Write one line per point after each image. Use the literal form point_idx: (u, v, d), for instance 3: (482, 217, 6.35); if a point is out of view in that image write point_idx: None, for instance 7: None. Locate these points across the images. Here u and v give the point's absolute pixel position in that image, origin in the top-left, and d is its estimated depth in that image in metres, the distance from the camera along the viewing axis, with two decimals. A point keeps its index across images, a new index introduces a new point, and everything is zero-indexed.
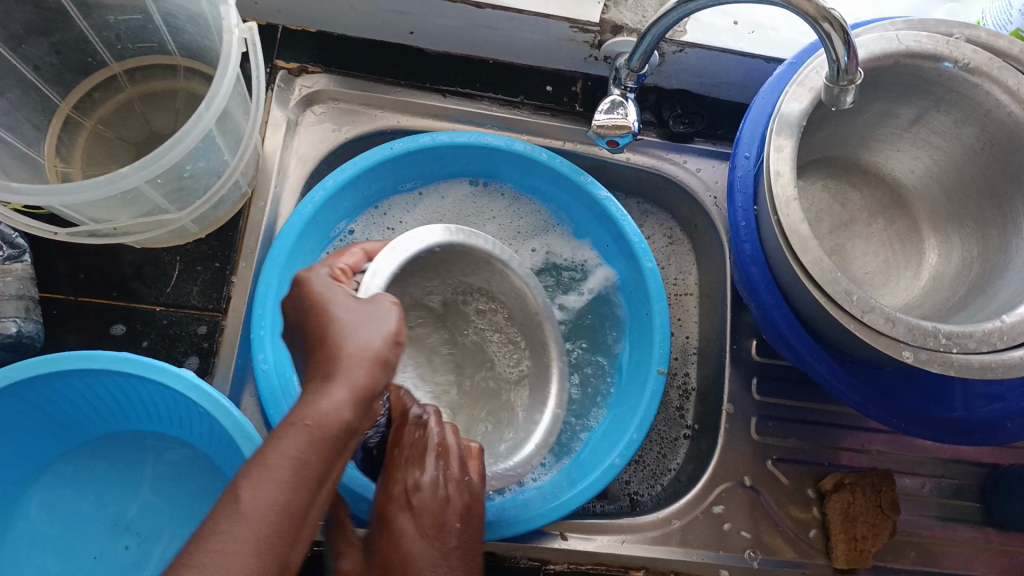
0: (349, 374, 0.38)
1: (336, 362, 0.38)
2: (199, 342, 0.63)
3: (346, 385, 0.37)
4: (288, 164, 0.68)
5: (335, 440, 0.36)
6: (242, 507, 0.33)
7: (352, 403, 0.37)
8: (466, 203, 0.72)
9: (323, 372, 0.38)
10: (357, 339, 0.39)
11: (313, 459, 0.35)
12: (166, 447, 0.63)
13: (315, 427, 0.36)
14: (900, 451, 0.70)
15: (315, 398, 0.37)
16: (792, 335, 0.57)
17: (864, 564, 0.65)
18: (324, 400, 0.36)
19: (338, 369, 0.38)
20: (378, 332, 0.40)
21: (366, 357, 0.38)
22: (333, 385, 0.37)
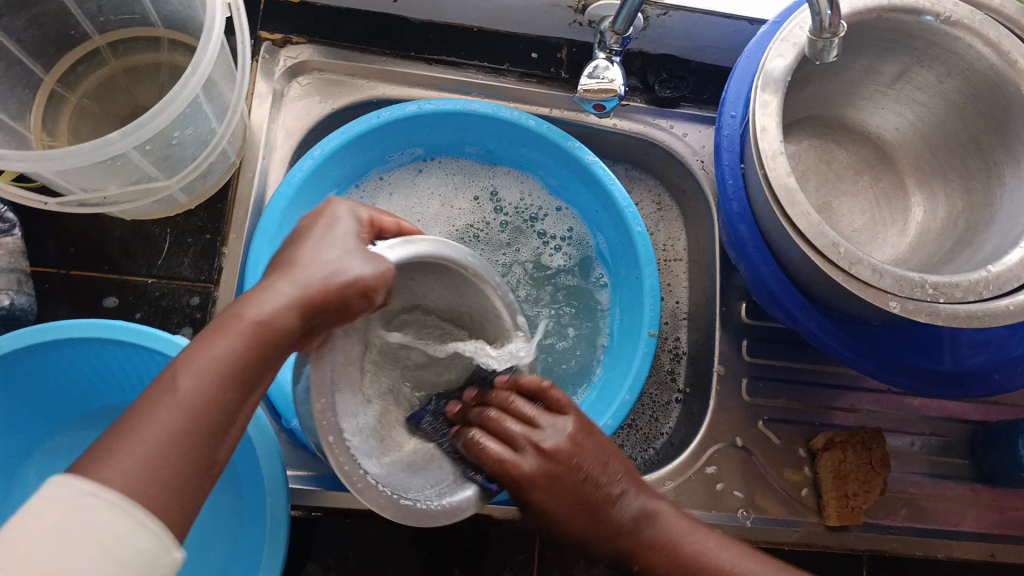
0: (240, 331, 0.36)
1: (292, 269, 0.39)
2: (191, 313, 0.64)
3: (237, 337, 0.36)
4: (276, 136, 0.68)
5: (213, 394, 0.35)
6: (177, 393, 0.34)
7: (297, 309, 0.38)
8: (418, 167, 0.73)
9: (279, 275, 0.39)
10: (290, 291, 0.38)
11: (222, 396, 0.35)
12: None
13: (185, 393, 0.34)
14: (890, 409, 0.71)
15: (198, 352, 0.35)
16: (782, 293, 0.58)
17: (856, 521, 0.66)
18: (206, 356, 0.35)
19: (248, 321, 0.37)
20: (356, 267, 0.40)
21: (324, 274, 0.39)
22: (284, 285, 0.38)
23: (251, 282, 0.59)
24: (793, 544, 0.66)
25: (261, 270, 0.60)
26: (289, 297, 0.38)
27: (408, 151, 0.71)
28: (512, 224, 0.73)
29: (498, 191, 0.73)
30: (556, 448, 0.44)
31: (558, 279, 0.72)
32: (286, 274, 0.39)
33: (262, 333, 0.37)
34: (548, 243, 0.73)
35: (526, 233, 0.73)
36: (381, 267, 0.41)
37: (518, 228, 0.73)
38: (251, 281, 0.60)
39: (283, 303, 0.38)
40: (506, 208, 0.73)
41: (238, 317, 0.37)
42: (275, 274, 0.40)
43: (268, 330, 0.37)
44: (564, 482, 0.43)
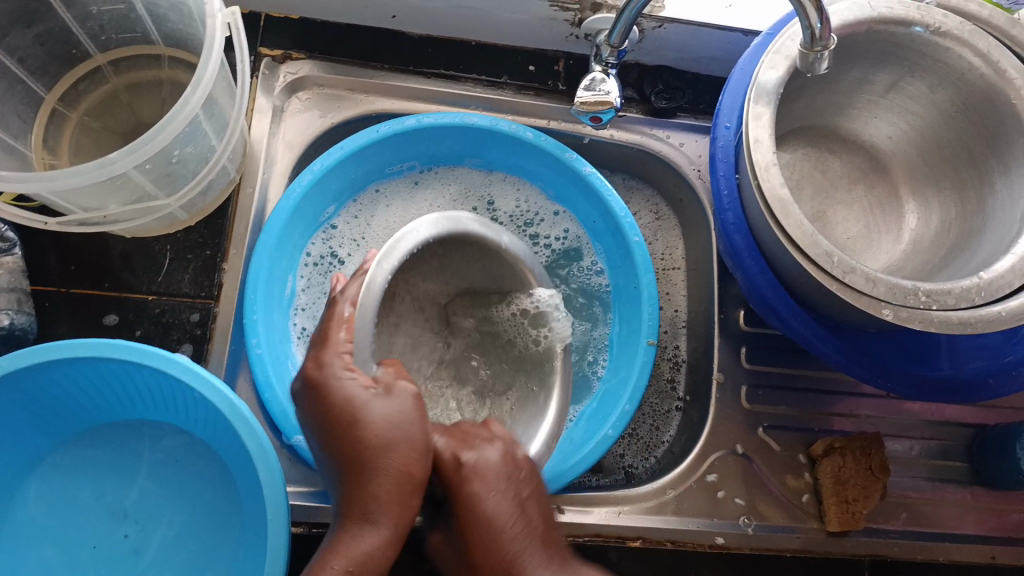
0: (385, 498, 0.43)
1: (369, 500, 0.43)
2: (192, 329, 0.64)
3: (390, 526, 0.42)
4: (276, 151, 0.68)
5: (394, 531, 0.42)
6: None
7: (388, 546, 0.42)
8: (415, 179, 0.72)
9: (359, 521, 0.42)
10: (404, 437, 0.44)
11: (344, 553, 0.41)
12: (165, 435, 0.64)
13: (357, 570, 0.41)
14: (889, 415, 0.71)
15: (359, 539, 0.42)
16: (776, 301, 0.59)
17: (857, 527, 0.66)
18: (371, 544, 0.42)
19: (389, 479, 0.43)
20: (409, 433, 0.45)
21: (391, 452, 0.44)
22: (371, 532, 0.42)
23: (252, 299, 0.60)
24: (794, 551, 0.67)
25: (261, 287, 0.61)
26: (410, 449, 0.44)
27: (406, 164, 0.71)
28: (508, 232, 0.73)
29: (494, 200, 0.73)
30: (494, 455, 0.47)
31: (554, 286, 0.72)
32: (382, 459, 0.43)
33: (405, 485, 0.43)
34: (544, 251, 0.73)
35: (521, 241, 0.73)
36: (409, 402, 0.46)
37: (515, 237, 0.73)
38: (251, 296, 0.60)
39: (411, 468, 0.44)
40: (502, 218, 0.73)
41: (379, 494, 0.43)
42: (349, 512, 0.43)
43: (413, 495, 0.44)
44: (488, 490, 0.45)
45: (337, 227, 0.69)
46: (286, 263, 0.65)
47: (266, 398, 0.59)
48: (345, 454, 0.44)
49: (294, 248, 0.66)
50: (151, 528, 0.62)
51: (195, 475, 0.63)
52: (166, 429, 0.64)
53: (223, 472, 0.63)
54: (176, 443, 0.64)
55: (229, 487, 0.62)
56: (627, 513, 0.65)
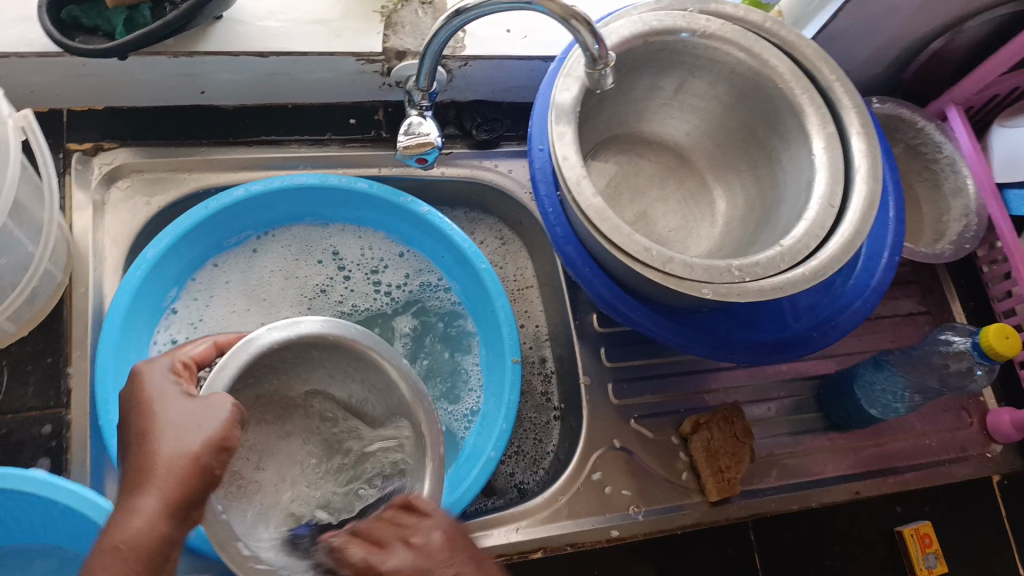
0: (161, 488, 0.40)
1: (149, 474, 0.40)
2: (45, 442, 0.61)
3: (161, 500, 0.40)
4: (103, 246, 0.66)
5: (162, 516, 0.39)
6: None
7: (164, 516, 0.39)
8: (254, 251, 0.72)
9: (138, 485, 0.40)
10: (189, 432, 0.41)
11: (134, 545, 0.38)
12: (36, 558, 0.61)
13: (129, 551, 0.38)
14: (746, 383, 0.77)
15: (129, 515, 0.39)
16: (615, 300, 0.62)
17: (734, 492, 0.71)
18: (136, 520, 0.39)
19: (165, 463, 0.40)
20: (199, 437, 0.41)
21: (179, 458, 0.41)
22: (144, 498, 0.40)
23: (104, 399, 0.58)
24: (685, 527, 0.71)
25: (111, 384, 0.59)
26: (190, 432, 0.41)
27: (245, 233, 0.71)
28: (355, 281, 0.74)
29: (338, 250, 0.74)
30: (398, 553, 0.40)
31: (411, 325, 0.74)
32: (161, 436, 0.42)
33: (184, 472, 0.40)
34: (394, 295, 0.74)
35: (367, 288, 0.74)
36: (221, 412, 0.42)
37: (362, 283, 0.74)
38: (103, 396, 0.58)
39: (192, 451, 0.41)
40: (349, 266, 0.74)
41: (153, 466, 0.40)
42: (132, 476, 0.41)
43: (201, 476, 0.41)
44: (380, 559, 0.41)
45: (180, 308, 0.68)
46: (136, 355, 0.63)
47: None
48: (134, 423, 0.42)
49: (141, 339, 0.64)
50: None
51: None
52: (34, 552, 0.61)
53: None
54: (49, 565, 0.61)
55: None
56: (524, 529, 0.67)
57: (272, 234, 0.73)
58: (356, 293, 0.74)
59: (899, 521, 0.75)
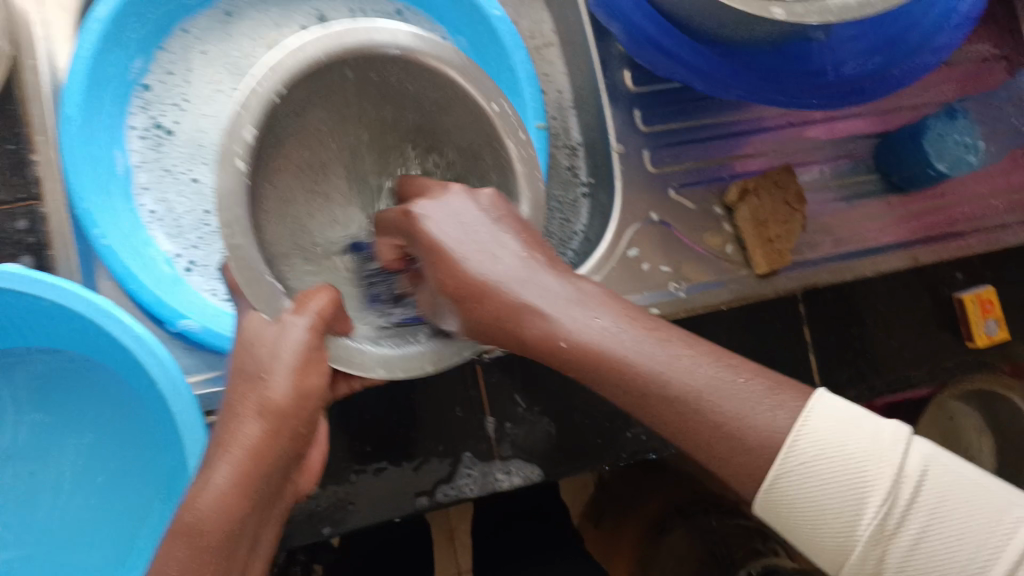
0: (270, 390, 0.40)
1: (256, 370, 0.40)
2: (22, 239, 0.55)
3: (268, 400, 0.40)
4: (49, 10, 0.57)
5: (266, 425, 0.39)
6: (214, 482, 0.38)
7: (274, 405, 0.40)
8: (226, 18, 0.61)
9: (245, 389, 0.40)
10: (274, 360, 0.40)
11: (259, 444, 0.39)
12: (28, 360, 0.56)
13: (235, 470, 0.38)
14: (795, 145, 0.68)
15: (230, 433, 0.39)
16: (662, 37, 0.56)
17: (784, 263, 0.65)
18: (246, 420, 0.39)
19: (263, 407, 0.39)
20: (298, 332, 0.40)
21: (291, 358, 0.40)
22: (249, 404, 0.40)
23: (78, 185, 0.53)
24: (728, 303, 0.66)
25: (84, 167, 0.53)
26: (288, 396, 0.40)
27: None
28: None
29: (325, 14, 0.63)
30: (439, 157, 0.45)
31: None
32: (254, 387, 0.40)
33: (277, 425, 0.39)
34: None
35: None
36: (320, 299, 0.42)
37: None
38: (75, 179, 0.53)
39: (283, 403, 0.40)
40: None
41: (255, 406, 0.39)
42: (236, 371, 0.41)
43: (291, 433, 0.40)
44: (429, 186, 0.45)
45: (152, 85, 0.60)
46: (106, 138, 0.56)
47: (131, 288, 0.54)
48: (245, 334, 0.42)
49: (109, 121, 0.57)
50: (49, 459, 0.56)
51: (77, 395, 0.56)
52: (22, 353, 0.56)
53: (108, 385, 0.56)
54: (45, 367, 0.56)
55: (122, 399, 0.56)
56: None
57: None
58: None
59: (959, 289, 0.70)
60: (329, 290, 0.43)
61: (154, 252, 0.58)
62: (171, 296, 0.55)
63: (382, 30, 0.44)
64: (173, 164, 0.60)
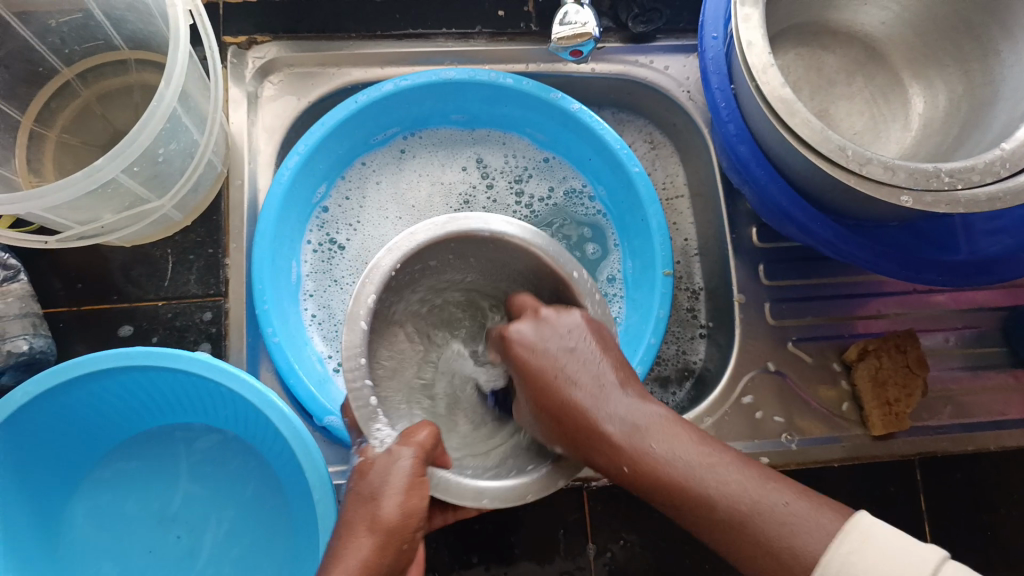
0: (379, 520, 0.40)
1: (370, 496, 0.41)
2: (206, 329, 0.63)
3: (375, 526, 0.40)
4: (258, 139, 0.67)
5: (375, 554, 0.40)
6: None
7: (383, 529, 0.40)
8: (399, 155, 0.71)
9: (359, 516, 0.41)
10: (383, 489, 0.41)
11: (373, 568, 0.39)
12: (197, 436, 0.64)
13: None
14: (918, 309, 0.69)
15: (341, 554, 0.40)
16: (792, 208, 0.57)
17: (902, 427, 0.65)
18: (357, 545, 0.40)
19: (373, 525, 0.40)
20: (405, 459, 0.41)
21: (399, 484, 0.41)
22: (360, 530, 0.40)
23: (260, 288, 0.60)
24: (841, 460, 0.66)
25: (267, 275, 0.61)
26: (397, 514, 0.41)
27: (391, 131, 0.69)
28: (501, 189, 0.71)
29: (483, 158, 0.71)
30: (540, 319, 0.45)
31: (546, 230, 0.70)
32: (367, 504, 0.41)
33: (384, 541, 0.40)
34: (532, 203, 0.71)
35: (511, 198, 0.70)
36: (422, 433, 0.43)
37: (507, 193, 0.71)
38: (259, 286, 0.60)
39: (391, 521, 0.40)
40: (494, 175, 0.71)
41: (367, 522, 0.41)
42: (351, 496, 0.42)
43: (397, 548, 0.40)
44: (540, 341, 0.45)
45: (330, 208, 0.69)
46: (286, 250, 0.64)
47: (289, 384, 0.60)
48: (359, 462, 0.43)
49: (291, 235, 0.65)
50: (200, 529, 0.62)
51: (233, 473, 0.63)
52: (198, 431, 0.64)
53: (260, 467, 0.63)
54: (210, 444, 0.64)
55: (269, 482, 0.62)
56: None
57: (416, 136, 0.71)
58: (501, 202, 0.70)
59: None
60: (432, 425, 0.44)
61: (308, 354, 0.64)
62: (323, 397, 0.61)
63: (474, 217, 0.47)
64: (341, 276, 0.67)
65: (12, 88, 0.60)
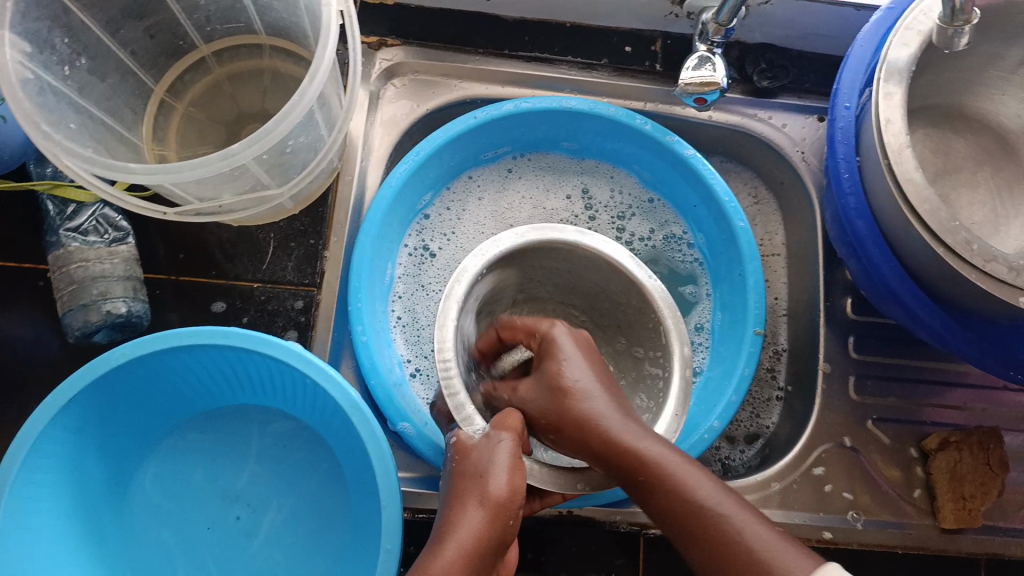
0: (488, 497, 0.38)
1: (478, 477, 0.39)
2: (297, 316, 0.64)
3: (483, 502, 0.38)
4: (373, 136, 0.68)
5: (488, 533, 0.37)
6: (444, 559, 0.37)
7: (490, 508, 0.38)
8: (504, 175, 0.71)
9: (468, 495, 0.39)
10: (491, 469, 0.39)
11: (487, 538, 0.37)
12: (272, 420, 0.65)
13: (464, 562, 0.37)
14: (1003, 408, 0.68)
15: (453, 528, 0.38)
16: (900, 289, 0.55)
17: (972, 524, 0.64)
18: (466, 524, 0.38)
19: (484, 499, 0.38)
20: (508, 442, 0.40)
21: (509, 463, 0.40)
22: (471, 508, 0.38)
23: (357, 286, 0.61)
24: (904, 547, 0.64)
25: (366, 273, 0.62)
26: (506, 489, 0.39)
27: (501, 150, 0.70)
28: (600, 225, 0.71)
29: (588, 189, 0.72)
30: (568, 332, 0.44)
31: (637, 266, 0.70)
32: (475, 480, 0.39)
33: (494, 515, 0.38)
34: (627, 245, 0.71)
35: (610, 233, 0.71)
36: (513, 423, 0.41)
37: (607, 228, 0.71)
38: (357, 284, 0.61)
39: (501, 495, 0.38)
40: (597, 207, 0.71)
41: (477, 497, 0.39)
42: (455, 477, 0.40)
43: (505, 523, 0.38)
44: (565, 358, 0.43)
45: (430, 215, 0.69)
46: (386, 253, 0.65)
47: (372, 384, 0.60)
48: (456, 449, 0.42)
49: (392, 237, 0.66)
50: (262, 511, 0.62)
51: (299, 462, 0.64)
52: (273, 415, 0.65)
53: (327, 459, 0.63)
54: (284, 428, 0.64)
55: (333, 476, 0.63)
56: None
57: (521, 158, 0.71)
58: (599, 236, 0.71)
59: None
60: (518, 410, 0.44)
61: (390, 355, 0.64)
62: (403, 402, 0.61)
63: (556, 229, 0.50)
64: (429, 282, 0.68)
65: (154, 58, 0.62)
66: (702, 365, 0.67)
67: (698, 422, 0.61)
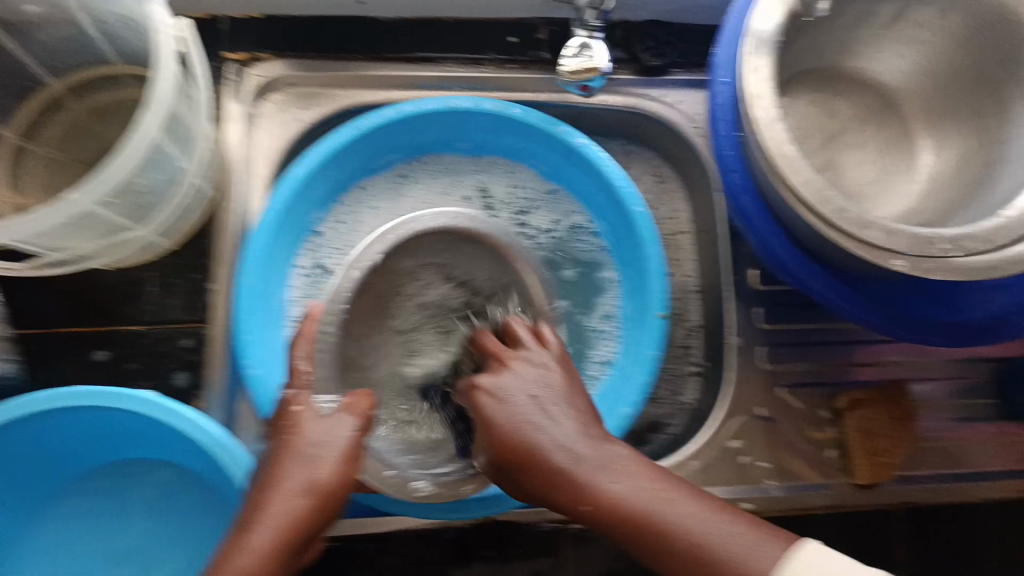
0: (311, 482, 0.43)
1: (302, 459, 0.44)
2: (189, 356, 0.62)
3: (308, 492, 0.42)
4: (255, 160, 0.65)
5: (301, 522, 0.42)
6: (252, 544, 0.40)
7: (308, 496, 0.42)
8: (396, 182, 0.69)
9: (289, 471, 0.44)
10: (320, 450, 0.44)
11: (307, 518, 0.42)
12: (153, 470, 0.63)
13: (285, 542, 0.41)
14: (913, 357, 0.69)
15: (269, 514, 0.41)
16: (791, 261, 0.57)
17: (887, 478, 0.65)
18: (278, 511, 0.42)
19: (311, 489, 0.42)
20: (350, 422, 0.47)
21: (336, 449, 0.45)
22: (292, 497, 0.42)
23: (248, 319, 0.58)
24: (823, 508, 0.65)
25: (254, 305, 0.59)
26: (333, 479, 0.43)
27: (391, 156, 0.68)
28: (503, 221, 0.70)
29: (488, 187, 0.70)
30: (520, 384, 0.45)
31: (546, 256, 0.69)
32: (306, 463, 0.44)
33: (318, 503, 0.43)
34: (533, 236, 0.70)
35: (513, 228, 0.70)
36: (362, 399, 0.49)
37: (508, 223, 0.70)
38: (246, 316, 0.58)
39: (327, 484, 0.43)
40: (497, 204, 0.70)
41: (303, 485, 0.43)
42: (278, 452, 0.45)
43: (322, 514, 0.43)
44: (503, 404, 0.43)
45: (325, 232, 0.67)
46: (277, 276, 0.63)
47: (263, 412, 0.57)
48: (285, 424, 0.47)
49: (282, 260, 0.64)
50: (153, 565, 0.61)
51: (195, 505, 0.62)
52: (153, 464, 0.63)
53: (218, 502, 0.61)
54: (168, 477, 0.62)
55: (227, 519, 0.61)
56: None
57: (414, 161, 0.69)
58: None
59: None
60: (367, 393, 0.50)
61: None
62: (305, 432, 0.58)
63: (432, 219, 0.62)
64: None
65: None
66: (611, 352, 0.66)
67: (611, 405, 0.61)
